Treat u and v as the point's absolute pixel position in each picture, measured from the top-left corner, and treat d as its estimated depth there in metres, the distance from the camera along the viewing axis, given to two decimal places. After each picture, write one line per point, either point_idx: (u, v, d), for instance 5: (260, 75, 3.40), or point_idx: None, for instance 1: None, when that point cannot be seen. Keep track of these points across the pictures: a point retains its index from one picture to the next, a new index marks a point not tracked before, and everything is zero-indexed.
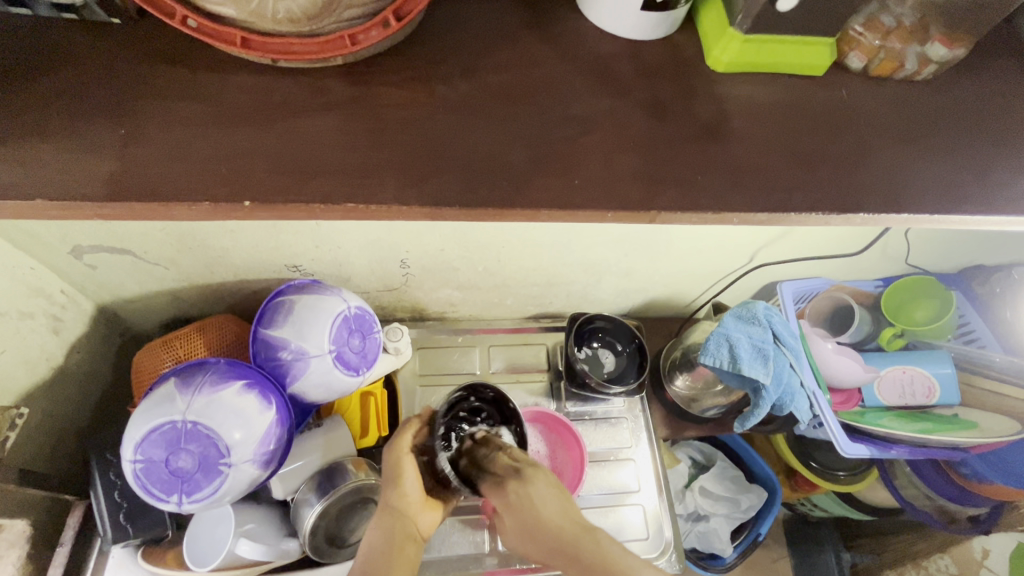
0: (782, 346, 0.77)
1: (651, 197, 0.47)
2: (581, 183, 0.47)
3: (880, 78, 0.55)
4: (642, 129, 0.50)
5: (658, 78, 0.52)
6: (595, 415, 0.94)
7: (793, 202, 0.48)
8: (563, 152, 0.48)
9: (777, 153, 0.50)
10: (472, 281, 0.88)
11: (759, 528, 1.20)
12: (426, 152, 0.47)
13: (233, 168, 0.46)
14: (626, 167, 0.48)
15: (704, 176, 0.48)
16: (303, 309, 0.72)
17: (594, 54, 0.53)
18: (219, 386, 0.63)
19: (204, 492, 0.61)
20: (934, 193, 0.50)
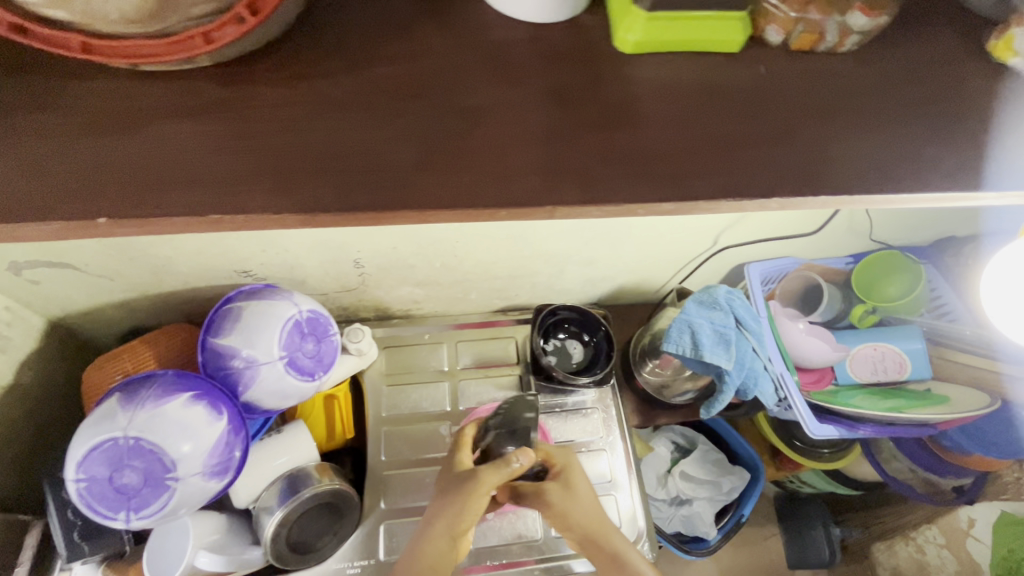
0: (744, 330, 0.76)
1: (561, 190, 0.45)
2: (503, 178, 0.45)
3: (800, 51, 0.52)
4: (566, 117, 0.47)
5: (588, 61, 0.50)
6: (565, 407, 0.93)
7: (726, 187, 0.46)
8: (491, 145, 0.46)
9: (696, 135, 0.48)
10: (432, 277, 0.86)
11: (741, 510, 1.19)
12: (338, 152, 0.45)
13: (130, 178, 0.44)
14: (532, 158, 0.46)
15: (617, 162, 0.46)
16: (252, 315, 0.70)
17: (515, 39, 0.50)
18: (163, 399, 0.62)
19: (151, 508, 0.60)
20: (876, 169, 0.48)
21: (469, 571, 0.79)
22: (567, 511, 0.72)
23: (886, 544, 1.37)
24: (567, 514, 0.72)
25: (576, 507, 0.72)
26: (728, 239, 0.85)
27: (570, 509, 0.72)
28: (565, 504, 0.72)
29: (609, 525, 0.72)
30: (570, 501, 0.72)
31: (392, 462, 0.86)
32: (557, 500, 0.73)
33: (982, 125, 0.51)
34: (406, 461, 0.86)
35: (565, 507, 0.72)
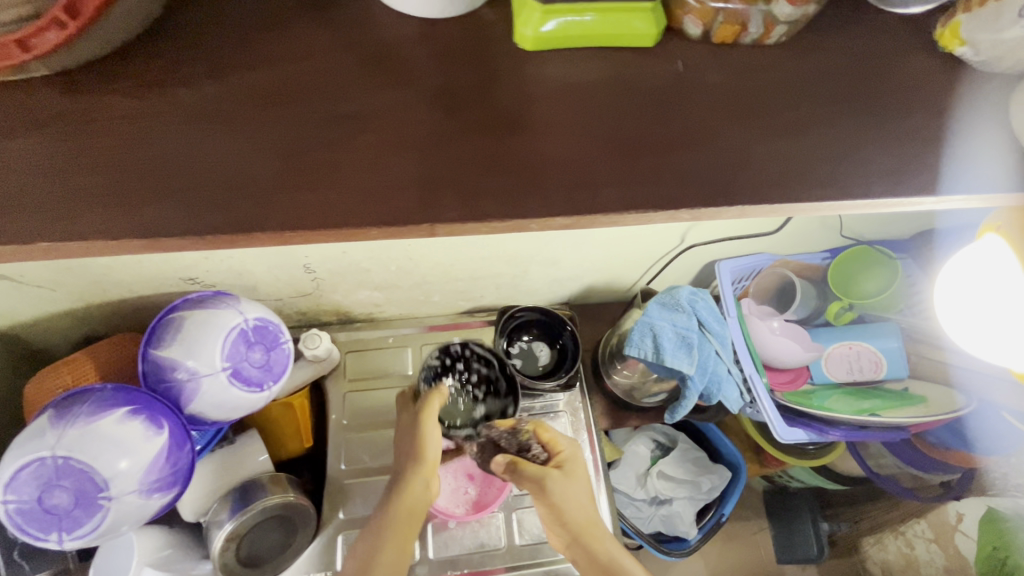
0: (707, 333, 0.73)
1: (443, 205, 0.42)
2: (416, 189, 0.43)
3: (722, 44, 0.50)
4: (489, 122, 0.45)
5: (513, 60, 0.47)
6: (532, 410, 0.89)
7: (657, 195, 0.44)
8: (410, 152, 0.44)
9: (597, 137, 0.45)
10: (389, 280, 0.84)
11: (723, 509, 1.17)
12: (243, 165, 0.43)
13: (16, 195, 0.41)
14: (416, 168, 0.43)
15: (512, 169, 0.44)
16: (193, 325, 0.68)
17: (439, 37, 0.48)
18: (96, 416, 0.60)
19: (84, 529, 0.58)
20: (820, 171, 0.46)
21: None
22: (561, 504, 0.71)
23: (875, 538, 1.34)
24: (561, 508, 0.71)
25: (570, 503, 0.71)
26: (695, 237, 0.83)
27: (564, 503, 0.71)
28: (563, 499, 0.71)
29: (598, 527, 0.71)
30: (566, 495, 0.71)
31: (353, 470, 0.83)
32: (555, 489, 0.71)
33: (931, 123, 0.49)
34: (366, 469, 0.84)
35: (559, 500, 0.71)
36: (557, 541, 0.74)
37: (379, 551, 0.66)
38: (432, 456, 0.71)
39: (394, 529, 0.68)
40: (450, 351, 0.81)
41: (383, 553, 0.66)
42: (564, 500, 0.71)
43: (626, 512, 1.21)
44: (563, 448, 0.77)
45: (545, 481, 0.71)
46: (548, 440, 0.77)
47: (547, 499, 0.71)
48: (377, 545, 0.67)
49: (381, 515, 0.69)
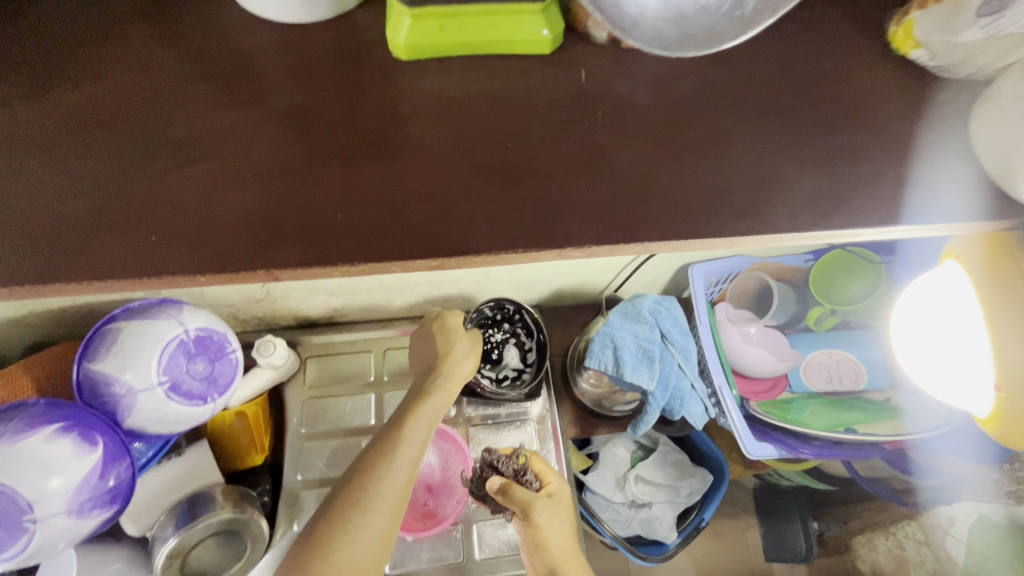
0: (671, 345, 0.69)
1: (287, 240, 0.41)
2: (309, 217, 0.42)
3: (634, 46, 0.49)
4: (394, 154, 0.44)
5: (420, 90, 0.46)
6: (498, 418, 0.87)
7: (577, 228, 0.43)
8: (313, 185, 0.42)
9: (459, 162, 0.44)
10: (345, 285, 0.80)
11: (702, 513, 1.15)
12: (144, 186, 0.42)
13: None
14: (266, 193, 0.43)
15: (362, 204, 0.43)
16: (129, 338, 0.65)
17: (353, 63, 0.47)
18: (20, 435, 0.58)
19: (9, 552, 0.56)
20: (755, 195, 0.45)
21: None
22: (544, 534, 0.71)
23: (866, 538, 1.31)
24: (543, 537, 0.70)
25: (552, 534, 0.71)
26: None
27: (546, 534, 0.71)
28: (547, 526, 0.71)
29: (575, 566, 0.71)
30: (549, 526, 0.71)
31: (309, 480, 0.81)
32: (541, 513, 0.72)
33: (879, 145, 0.47)
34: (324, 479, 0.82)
35: (543, 529, 0.71)
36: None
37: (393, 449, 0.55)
38: (463, 375, 0.66)
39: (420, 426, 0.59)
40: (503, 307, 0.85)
41: (407, 446, 0.57)
42: (547, 526, 0.71)
43: (604, 516, 1.17)
44: (554, 481, 0.77)
45: (533, 508, 0.72)
46: (541, 470, 0.78)
47: (532, 522, 0.71)
48: (399, 438, 0.57)
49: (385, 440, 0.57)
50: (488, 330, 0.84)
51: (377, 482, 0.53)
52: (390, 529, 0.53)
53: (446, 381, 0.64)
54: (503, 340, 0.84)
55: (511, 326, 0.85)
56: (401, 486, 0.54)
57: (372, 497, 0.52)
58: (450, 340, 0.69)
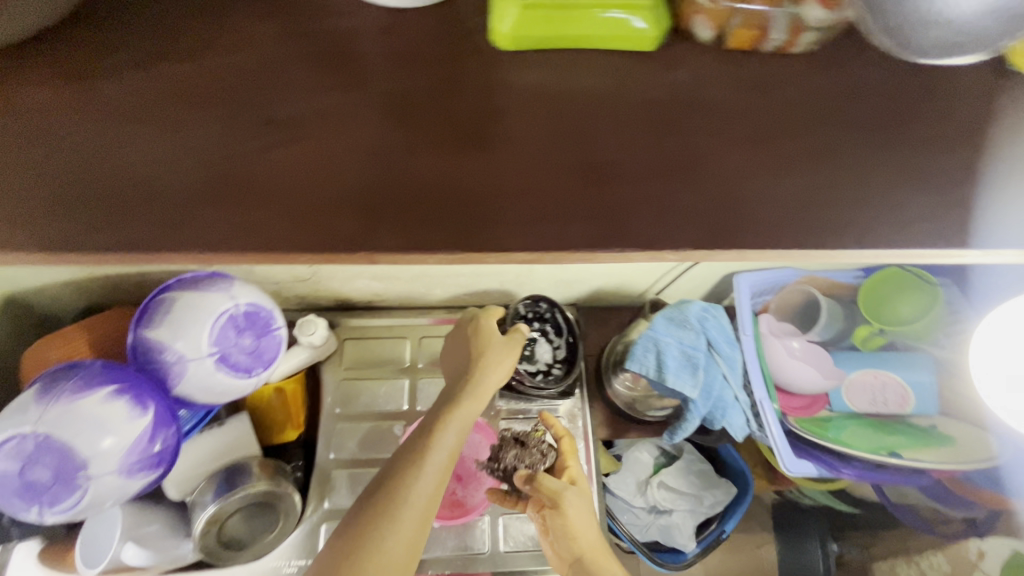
0: (716, 354, 0.68)
1: (379, 233, 0.42)
2: (389, 202, 0.42)
3: (739, 50, 0.48)
4: (486, 141, 0.44)
5: (506, 82, 0.46)
6: (529, 414, 0.87)
7: (660, 228, 0.42)
8: (395, 172, 0.43)
9: (555, 162, 0.44)
10: (389, 271, 0.81)
11: (724, 525, 1.13)
12: (222, 160, 0.43)
13: (11, 183, 0.42)
14: (360, 181, 0.43)
15: (454, 199, 0.43)
16: (183, 308, 0.67)
17: (437, 49, 0.47)
18: (80, 394, 0.60)
19: (65, 504, 0.59)
20: (828, 209, 0.44)
21: None
22: (572, 524, 0.71)
23: (890, 566, 1.19)
24: (573, 528, 0.71)
25: (582, 523, 0.72)
26: None
27: (576, 524, 0.71)
28: (576, 515, 0.72)
29: (604, 553, 0.72)
30: (578, 516, 0.72)
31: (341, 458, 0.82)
32: (569, 504, 0.72)
33: (965, 167, 0.45)
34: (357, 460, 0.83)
35: (573, 521, 0.71)
36: (557, 561, 0.74)
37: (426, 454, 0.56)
38: (496, 380, 0.66)
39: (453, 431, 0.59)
40: (537, 305, 0.84)
41: (436, 453, 0.57)
42: (577, 516, 0.72)
43: (622, 518, 1.17)
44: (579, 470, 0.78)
45: (563, 501, 0.72)
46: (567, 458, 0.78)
47: (561, 512, 0.71)
48: (429, 443, 0.57)
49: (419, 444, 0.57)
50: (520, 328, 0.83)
51: (407, 490, 0.54)
52: (417, 531, 0.53)
53: (477, 389, 0.64)
54: (536, 340, 0.83)
55: (544, 327, 0.83)
56: (430, 493, 0.55)
57: (404, 503, 0.53)
58: (483, 343, 0.69)
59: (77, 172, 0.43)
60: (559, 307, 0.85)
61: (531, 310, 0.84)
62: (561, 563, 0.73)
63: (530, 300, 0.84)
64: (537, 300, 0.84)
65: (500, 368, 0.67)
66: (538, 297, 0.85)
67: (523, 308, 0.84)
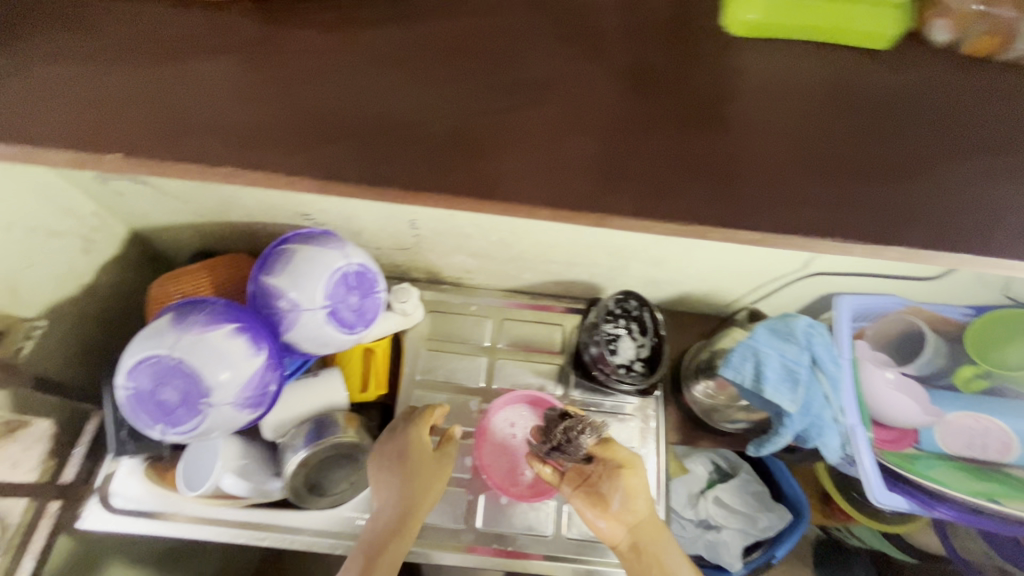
0: (819, 371, 0.66)
1: (619, 193, 0.45)
2: (585, 171, 0.45)
3: (974, 57, 0.52)
4: (682, 122, 0.47)
5: (697, 67, 0.50)
6: (602, 408, 0.88)
7: (831, 214, 0.45)
8: (581, 143, 0.46)
9: (774, 143, 0.47)
10: (487, 250, 0.83)
11: (775, 550, 1.09)
12: (405, 119, 0.46)
13: (209, 130, 0.45)
14: (565, 142, 0.46)
15: (684, 170, 0.45)
16: (302, 260, 0.70)
17: (614, 36, 0.51)
18: (209, 326, 0.64)
19: (186, 426, 0.63)
20: (972, 223, 0.46)
21: (473, 550, 0.79)
22: (636, 489, 0.73)
23: None
24: (636, 489, 0.72)
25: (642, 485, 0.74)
26: (819, 265, 0.75)
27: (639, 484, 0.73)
28: (641, 483, 0.73)
29: (658, 527, 0.73)
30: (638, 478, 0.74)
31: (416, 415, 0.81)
32: (635, 472, 0.73)
33: None
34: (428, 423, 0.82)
35: (637, 482, 0.73)
36: (612, 532, 0.72)
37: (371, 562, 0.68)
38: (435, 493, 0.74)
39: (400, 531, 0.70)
40: (626, 302, 0.84)
41: (381, 561, 0.68)
42: (640, 483, 0.73)
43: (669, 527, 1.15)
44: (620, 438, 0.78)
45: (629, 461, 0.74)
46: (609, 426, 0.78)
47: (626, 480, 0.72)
48: (376, 551, 0.69)
49: (370, 548, 0.70)
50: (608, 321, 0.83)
51: None
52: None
53: (415, 504, 0.72)
54: (619, 336, 0.83)
55: (629, 324, 0.83)
56: None
57: None
58: (422, 457, 0.75)
59: (260, 123, 0.45)
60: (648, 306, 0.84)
61: (618, 307, 0.83)
62: (618, 528, 0.72)
63: (620, 296, 0.84)
64: (627, 296, 0.84)
65: (439, 482, 0.74)
66: (628, 294, 0.84)
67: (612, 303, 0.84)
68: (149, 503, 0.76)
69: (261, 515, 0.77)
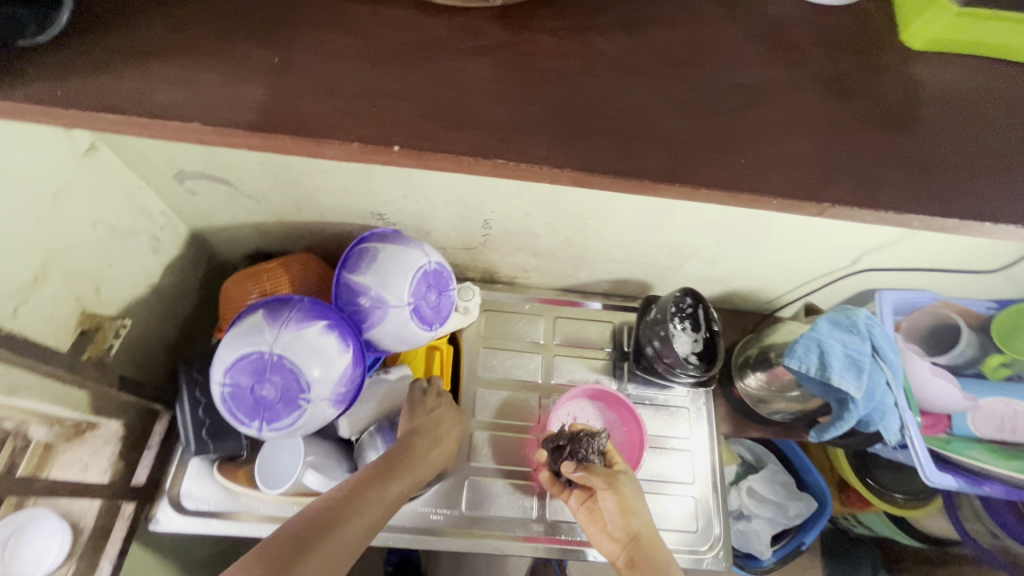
0: (879, 360, 0.72)
1: (826, 189, 0.41)
2: (782, 168, 0.42)
3: None
4: (837, 105, 0.44)
5: (840, 51, 0.46)
6: (655, 401, 0.91)
7: (997, 205, 0.42)
8: (733, 126, 0.43)
9: (968, 142, 0.44)
10: (550, 250, 0.85)
11: (803, 537, 1.14)
12: (581, 106, 0.42)
13: (333, 107, 0.41)
14: (713, 128, 0.43)
15: (888, 166, 0.42)
16: (386, 258, 0.72)
17: (753, 17, 0.47)
18: (304, 323, 0.65)
19: (282, 422, 0.64)
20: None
21: (538, 540, 0.81)
22: (629, 502, 0.71)
23: None
24: (628, 505, 0.71)
25: (637, 502, 0.72)
26: (868, 262, 0.80)
27: (633, 503, 0.71)
28: (633, 497, 0.72)
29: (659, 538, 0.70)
30: (632, 495, 0.72)
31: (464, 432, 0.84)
32: (626, 486, 0.72)
33: None
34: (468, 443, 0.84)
35: (629, 498, 0.71)
36: (609, 546, 0.72)
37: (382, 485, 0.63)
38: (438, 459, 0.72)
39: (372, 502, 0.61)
40: (684, 298, 0.85)
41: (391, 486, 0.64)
42: (633, 496, 0.72)
43: None
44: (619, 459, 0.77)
45: (619, 478, 0.73)
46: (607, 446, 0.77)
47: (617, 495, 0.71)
48: (386, 476, 0.64)
49: (377, 471, 0.65)
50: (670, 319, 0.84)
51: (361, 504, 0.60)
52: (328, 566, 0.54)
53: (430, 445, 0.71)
54: (677, 331, 0.84)
55: (685, 319, 0.85)
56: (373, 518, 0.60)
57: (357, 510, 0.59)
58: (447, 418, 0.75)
59: (387, 102, 0.41)
60: (704, 300, 0.87)
61: (677, 302, 0.85)
62: (613, 544, 0.71)
63: (680, 292, 0.85)
64: (686, 292, 0.86)
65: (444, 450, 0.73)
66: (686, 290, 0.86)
67: (673, 301, 0.85)
68: (218, 503, 0.76)
69: None
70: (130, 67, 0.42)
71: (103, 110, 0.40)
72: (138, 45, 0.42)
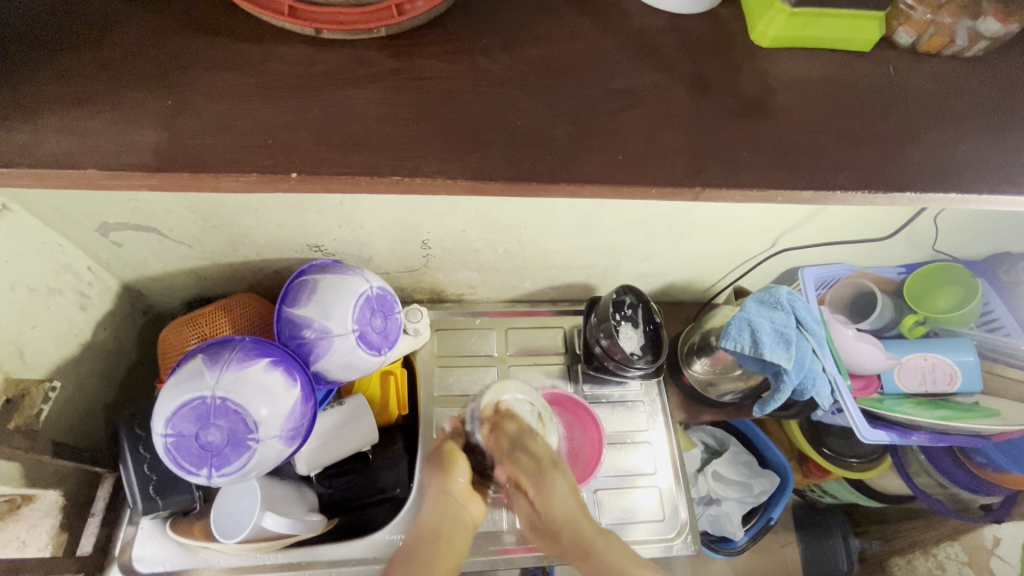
0: (804, 331, 0.78)
1: (704, 173, 0.46)
2: (662, 159, 0.46)
3: (927, 54, 0.54)
4: (705, 101, 0.49)
5: (707, 53, 0.51)
6: (611, 398, 0.94)
7: (845, 177, 0.47)
8: (609, 127, 0.47)
9: (826, 126, 0.49)
10: (491, 263, 0.87)
11: (771, 512, 1.16)
12: (475, 124, 0.46)
13: (243, 151, 0.44)
14: (595, 133, 0.47)
15: (759, 153, 0.48)
16: (326, 288, 0.72)
17: (632, 28, 0.52)
18: (245, 362, 0.64)
19: (232, 467, 0.63)
20: (968, 162, 0.49)
21: (513, 551, 0.81)
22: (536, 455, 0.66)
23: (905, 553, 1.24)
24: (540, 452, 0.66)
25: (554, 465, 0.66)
26: (786, 242, 0.86)
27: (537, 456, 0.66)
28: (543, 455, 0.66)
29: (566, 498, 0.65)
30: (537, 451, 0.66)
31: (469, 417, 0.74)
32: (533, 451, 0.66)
33: None
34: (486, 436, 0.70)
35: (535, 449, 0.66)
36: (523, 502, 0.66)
37: (433, 511, 0.65)
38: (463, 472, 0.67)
39: (448, 546, 0.63)
40: (620, 297, 0.88)
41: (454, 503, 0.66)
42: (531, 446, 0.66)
43: None
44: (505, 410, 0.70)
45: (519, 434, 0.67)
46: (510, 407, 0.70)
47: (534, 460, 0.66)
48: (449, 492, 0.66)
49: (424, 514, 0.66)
50: (612, 317, 0.86)
51: (434, 515, 0.65)
52: (454, 563, 0.63)
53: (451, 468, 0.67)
54: (620, 328, 0.87)
55: (628, 317, 0.88)
56: (454, 532, 0.64)
57: (442, 516, 0.65)
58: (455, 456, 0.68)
59: (294, 141, 0.44)
60: (641, 293, 0.90)
61: (616, 301, 0.87)
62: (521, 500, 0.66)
63: (615, 291, 0.88)
64: (619, 288, 0.88)
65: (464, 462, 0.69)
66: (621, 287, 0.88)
67: (612, 299, 0.87)
68: (176, 562, 0.73)
69: (300, 555, 0.76)
70: (37, 122, 0.43)
71: (18, 165, 0.41)
72: (46, 100, 0.44)
